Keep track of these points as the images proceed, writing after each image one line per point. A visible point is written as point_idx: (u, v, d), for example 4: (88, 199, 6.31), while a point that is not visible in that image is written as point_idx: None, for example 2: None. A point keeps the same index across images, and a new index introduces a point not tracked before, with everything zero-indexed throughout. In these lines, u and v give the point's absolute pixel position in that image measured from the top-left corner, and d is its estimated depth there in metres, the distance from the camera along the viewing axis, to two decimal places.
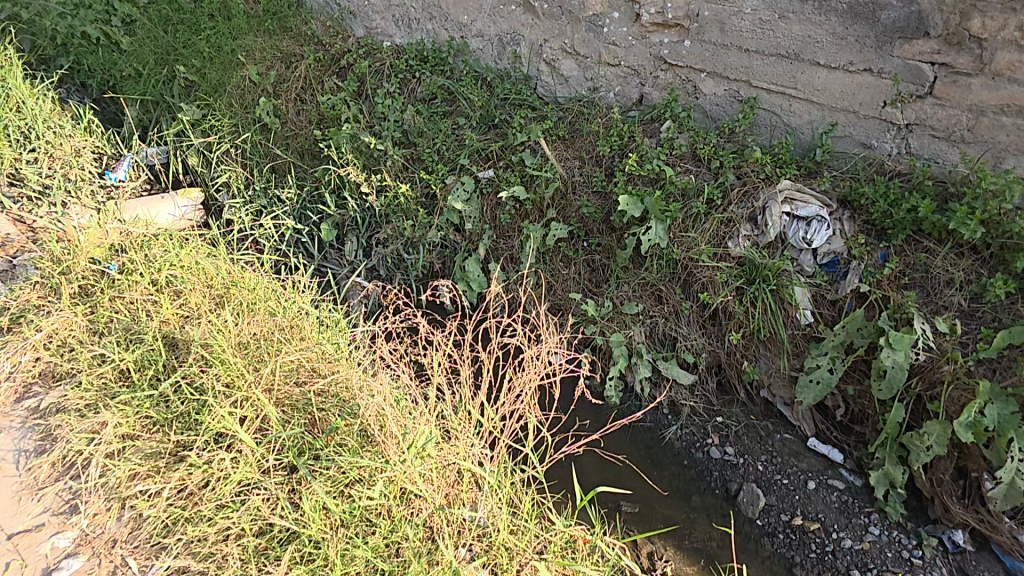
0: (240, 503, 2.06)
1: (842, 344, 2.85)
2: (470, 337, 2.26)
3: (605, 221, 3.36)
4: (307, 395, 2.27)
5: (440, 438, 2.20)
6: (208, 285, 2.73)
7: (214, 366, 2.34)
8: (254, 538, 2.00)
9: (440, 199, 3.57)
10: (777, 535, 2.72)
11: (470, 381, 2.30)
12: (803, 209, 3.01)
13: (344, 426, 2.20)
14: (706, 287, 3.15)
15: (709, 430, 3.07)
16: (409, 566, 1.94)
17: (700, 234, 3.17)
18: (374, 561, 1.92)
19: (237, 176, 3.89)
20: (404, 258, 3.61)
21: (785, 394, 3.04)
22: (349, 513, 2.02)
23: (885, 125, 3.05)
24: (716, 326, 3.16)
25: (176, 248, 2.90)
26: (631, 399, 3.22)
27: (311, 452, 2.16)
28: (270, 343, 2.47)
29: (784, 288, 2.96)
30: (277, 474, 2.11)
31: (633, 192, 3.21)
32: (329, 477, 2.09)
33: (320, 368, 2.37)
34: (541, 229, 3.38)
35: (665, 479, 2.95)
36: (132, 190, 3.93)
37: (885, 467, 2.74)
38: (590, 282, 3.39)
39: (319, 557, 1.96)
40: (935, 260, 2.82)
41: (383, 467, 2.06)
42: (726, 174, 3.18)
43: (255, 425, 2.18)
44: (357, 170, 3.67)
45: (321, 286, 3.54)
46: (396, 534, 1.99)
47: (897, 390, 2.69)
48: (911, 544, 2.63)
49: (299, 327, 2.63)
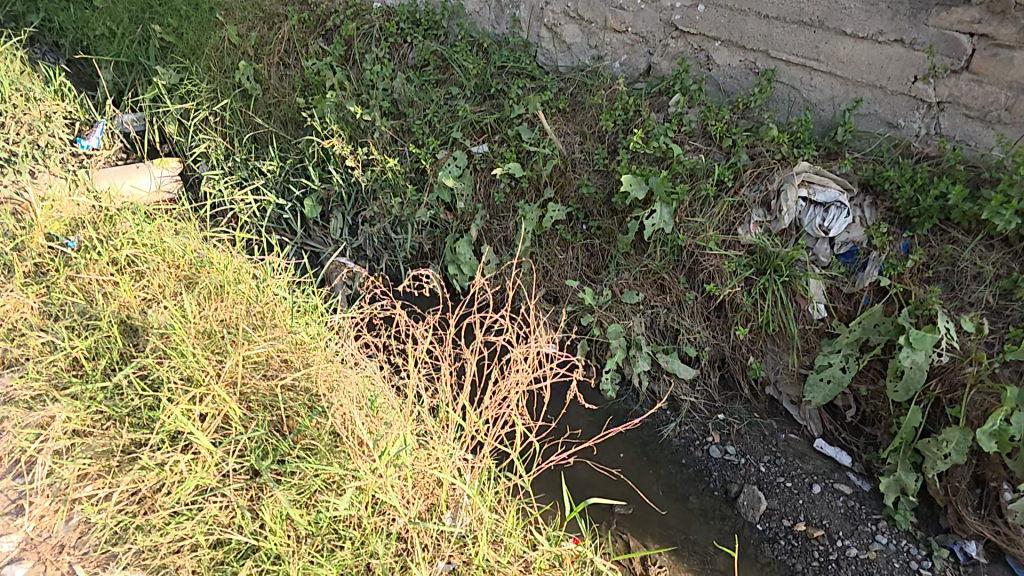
0: (195, 512, 1.72)
1: (857, 341, 2.62)
2: (452, 330, 2.04)
3: (606, 202, 3.11)
4: (274, 390, 1.96)
5: (416, 442, 1.89)
6: (173, 265, 2.49)
7: (172, 358, 2.04)
8: (211, 553, 1.68)
9: (430, 174, 3.34)
10: (777, 541, 2.52)
11: (451, 379, 2.07)
12: (822, 193, 2.76)
13: (315, 426, 1.90)
14: (712, 277, 2.92)
15: (710, 428, 2.86)
16: None
17: (708, 218, 2.93)
18: None
19: (216, 146, 3.69)
20: (392, 238, 3.44)
21: (792, 392, 2.81)
22: (315, 525, 1.73)
23: (914, 103, 2.79)
24: (720, 318, 2.94)
25: (142, 223, 2.68)
26: (627, 393, 3.02)
27: (276, 455, 1.86)
28: (237, 333, 2.19)
29: (797, 280, 2.73)
30: (237, 479, 1.79)
31: (638, 170, 2.95)
32: (291, 485, 1.78)
33: (292, 361, 2.10)
34: (537, 210, 3.16)
35: (660, 479, 2.76)
36: (105, 159, 3.72)
37: (896, 473, 2.54)
38: (589, 268, 3.17)
39: (277, 571, 1.65)
40: (962, 252, 2.57)
41: (352, 476, 1.75)
42: (739, 154, 2.92)
43: (215, 424, 1.86)
44: (343, 142, 3.43)
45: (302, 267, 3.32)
46: (367, 547, 1.71)
47: (914, 392, 2.48)
48: (920, 555, 2.44)
49: (271, 312, 2.39)
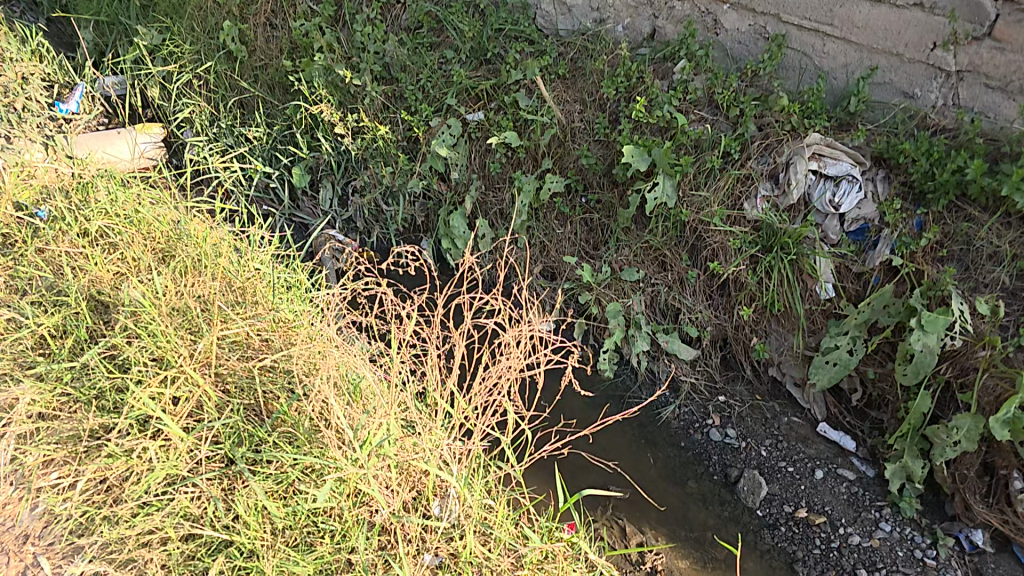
0: (164, 503, 1.61)
1: (866, 323, 2.52)
2: (439, 312, 1.91)
3: (607, 173, 2.97)
4: (251, 372, 1.86)
5: (399, 431, 1.78)
6: (149, 237, 2.37)
7: (143, 338, 1.93)
8: (180, 548, 1.56)
9: (423, 143, 3.21)
10: (778, 528, 2.44)
11: (439, 363, 1.96)
12: (833, 166, 2.62)
13: (294, 413, 1.78)
14: (716, 254, 2.79)
15: (710, 410, 2.77)
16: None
17: (712, 192, 2.80)
18: None
19: (201, 111, 3.53)
20: (384, 210, 3.33)
21: (797, 374, 2.71)
22: (293, 517, 1.62)
23: (932, 72, 2.64)
24: (723, 296, 2.83)
25: (117, 191, 2.54)
26: (625, 373, 2.92)
27: (253, 443, 1.74)
28: (212, 313, 2.05)
29: (804, 258, 2.61)
30: (212, 468, 1.69)
31: (639, 141, 2.80)
32: (267, 476, 1.67)
33: (272, 341, 2.00)
34: (534, 181, 3.03)
35: (659, 462, 2.67)
36: (85, 124, 3.57)
37: (903, 460, 2.44)
38: (587, 243, 3.04)
39: (250, 568, 1.55)
40: (979, 230, 2.44)
41: (331, 466, 1.65)
42: (746, 125, 2.77)
43: (187, 409, 1.75)
44: (332, 108, 3.28)
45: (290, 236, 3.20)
46: (347, 542, 1.61)
47: (924, 376, 2.38)
48: (924, 543, 2.36)
49: (252, 288, 2.27)
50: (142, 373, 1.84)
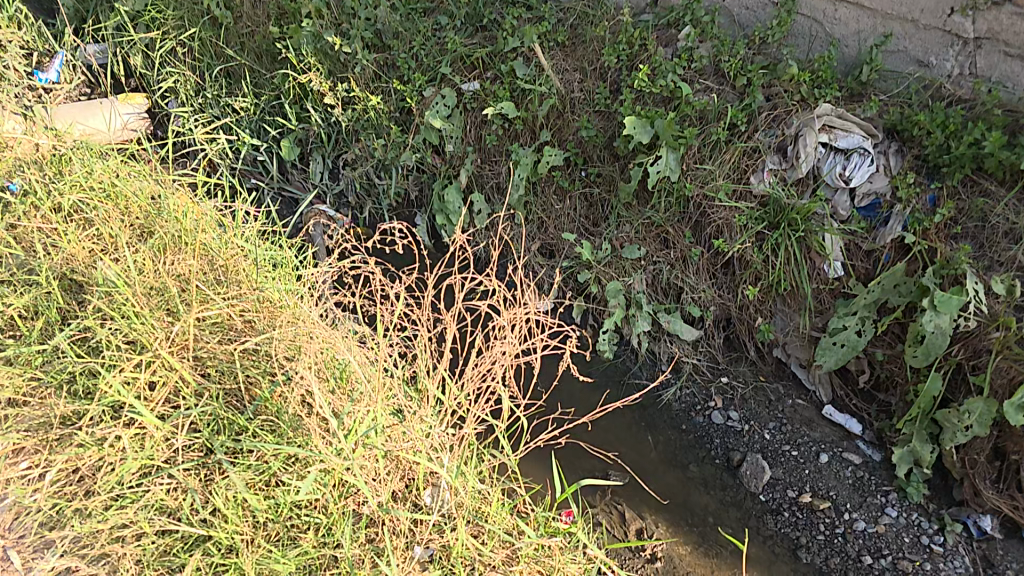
0: (138, 495, 1.51)
1: (875, 303, 2.42)
2: (430, 293, 1.80)
3: (607, 146, 2.84)
4: (231, 356, 1.76)
5: (389, 418, 1.70)
6: (126, 212, 2.25)
7: (117, 319, 1.82)
8: (154, 545, 1.47)
9: (417, 114, 3.08)
10: (781, 513, 2.38)
11: (429, 346, 1.86)
12: (844, 138, 2.50)
13: (277, 399, 1.69)
14: (721, 231, 2.68)
15: (712, 392, 2.68)
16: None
17: (718, 165, 2.67)
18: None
19: (186, 81, 3.39)
20: (376, 183, 3.22)
21: (802, 355, 2.62)
22: (274, 511, 1.53)
23: (949, 39, 2.51)
24: (728, 275, 2.72)
25: (94, 162, 2.41)
26: (625, 354, 2.83)
27: (233, 431, 1.65)
28: (191, 293, 1.93)
29: (813, 235, 2.49)
30: (189, 458, 1.59)
31: (642, 112, 2.67)
32: (247, 466, 1.57)
33: (256, 323, 1.90)
34: (531, 155, 2.91)
35: (659, 446, 2.59)
36: (66, 94, 3.43)
37: (911, 444, 2.36)
38: (587, 220, 2.93)
39: (229, 566, 1.46)
40: (995, 206, 2.34)
41: (314, 456, 1.55)
42: (754, 95, 2.64)
43: (163, 395, 1.65)
44: (321, 77, 3.14)
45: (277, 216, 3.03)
46: (333, 537, 1.53)
47: (935, 358, 2.29)
48: (931, 529, 2.29)
49: (236, 267, 2.16)
50: (114, 357, 1.74)
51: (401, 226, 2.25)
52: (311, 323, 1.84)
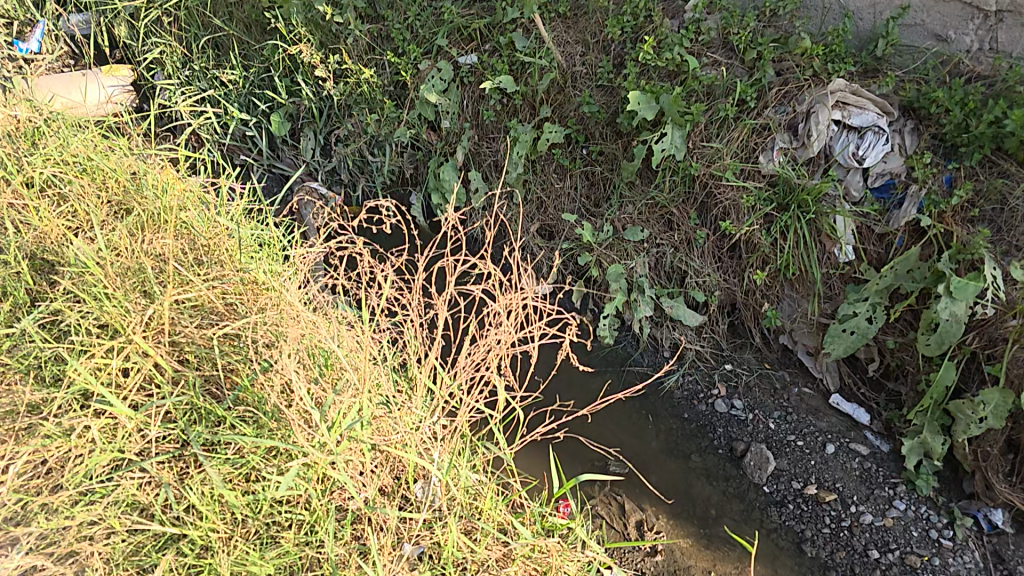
0: (109, 490, 1.43)
1: (888, 289, 2.32)
2: (420, 277, 1.69)
3: (611, 123, 2.72)
4: (210, 341, 1.67)
5: (376, 409, 1.61)
6: (105, 187, 2.16)
7: (89, 302, 1.72)
8: (123, 544, 1.39)
9: (412, 88, 2.97)
10: (786, 505, 2.29)
11: (421, 333, 1.76)
12: (858, 116, 2.37)
13: (257, 388, 1.60)
14: (727, 213, 2.57)
15: (715, 379, 2.60)
16: None
17: (725, 143, 2.55)
18: None
19: (173, 52, 3.25)
20: (369, 160, 3.13)
21: (809, 342, 2.52)
22: (253, 508, 1.44)
23: (970, 12, 2.38)
24: (734, 258, 2.62)
25: (70, 134, 2.28)
26: (626, 339, 2.75)
27: (210, 423, 1.57)
28: (168, 274, 1.84)
29: (824, 217, 2.38)
30: (163, 450, 1.50)
31: (647, 86, 2.54)
32: (224, 460, 1.49)
33: (238, 306, 1.81)
34: (531, 131, 2.79)
35: (660, 435, 2.51)
36: (48, 65, 3.29)
37: (921, 435, 2.27)
38: (588, 200, 2.83)
39: (202, 567, 1.38)
40: (1015, 188, 2.22)
41: (296, 450, 1.46)
42: (764, 70, 2.51)
43: (137, 383, 1.56)
44: (312, 48, 3.00)
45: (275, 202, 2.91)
46: (315, 535, 1.45)
47: (948, 346, 2.19)
48: (941, 523, 2.20)
49: (219, 245, 2.08)
50: (85, 341, 1.64)
51: (391, 205, 2.12)
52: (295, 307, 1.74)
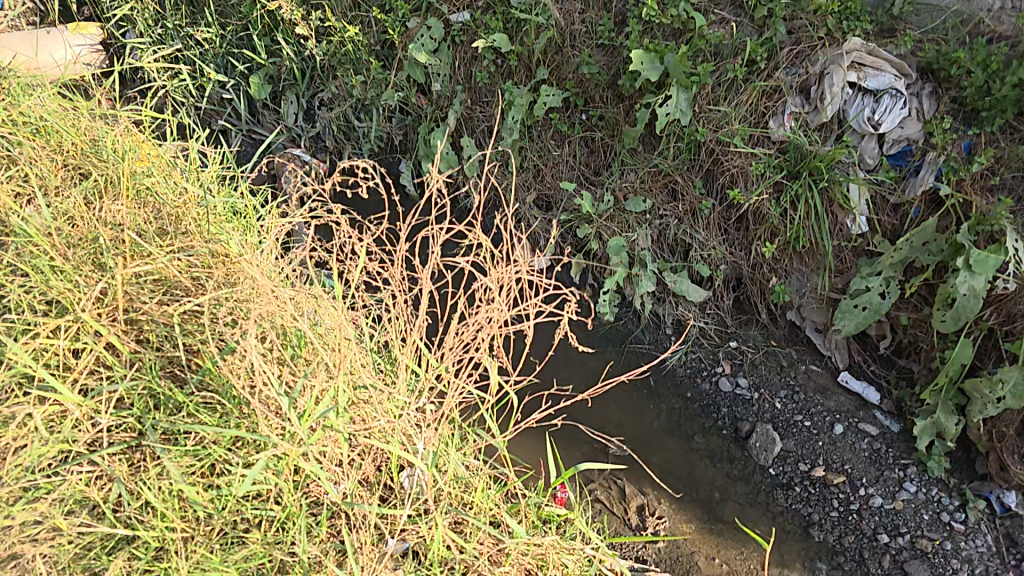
0: (55, 486, 1.38)
1: (902, 262, 2.17)
2: (402, 249, 1.53)
3: (612, 86, 2.54)
4: (170, 319, 1.61)
5: (353, 394, 1.50)
6: (60, 150, 2.07)
7: (32, 277, 1.63)
8: (70, 546, 1.34)
9: (400, 48, 2.77)
10: (792, 488, 2.19)
11: (408, 312, 1.62)
12: (874, 78, 2.16)
13: (221, 371, 1.53)
14: (735, 181, 2.42)
15: (719, 357, 2.48)
16: None
17: (734, 106, 2.37)
18: None
19: (143, 8, 2.99)
20: (355, 125, 2.98)
21: (818, 317, 2.40)
22: (214, 505, 1.40)
23: None
24: (741, 230, 2.49)
25: (21, 95, 2.12)
26: (627, 315, 2.63)
27: (168, 410, 1.52)
28: (124, 247, 1.78)
29: (836, 186, 2.22)
30: (117, 441, 1.47)
31: (650, 45, 2.35)
32: (184, 452, 1.43)
33: (203, 279, 1.75)
34: (526, 94, 2.63)
35: (662, 415, 2.41)
36: (12, 22, 3.11)
37: (934, 415, 2.14)
38: (587, 167, 2.68)
39: (158, 570, 1.35)
40: None
41: (269, 441, 1.37)
42: (775, 27, 2.30)
43: (89, 367, 1.51)
44: (292, 4, 2.79)
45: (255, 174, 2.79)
46: (285, 535, 1.41)
47: (965, 322, 2.06)
48: (952, 506, 2.08)
49: (183, 214, 2.02)
50: (26, 319, 1.56)
51: (371, 166, 1.94)
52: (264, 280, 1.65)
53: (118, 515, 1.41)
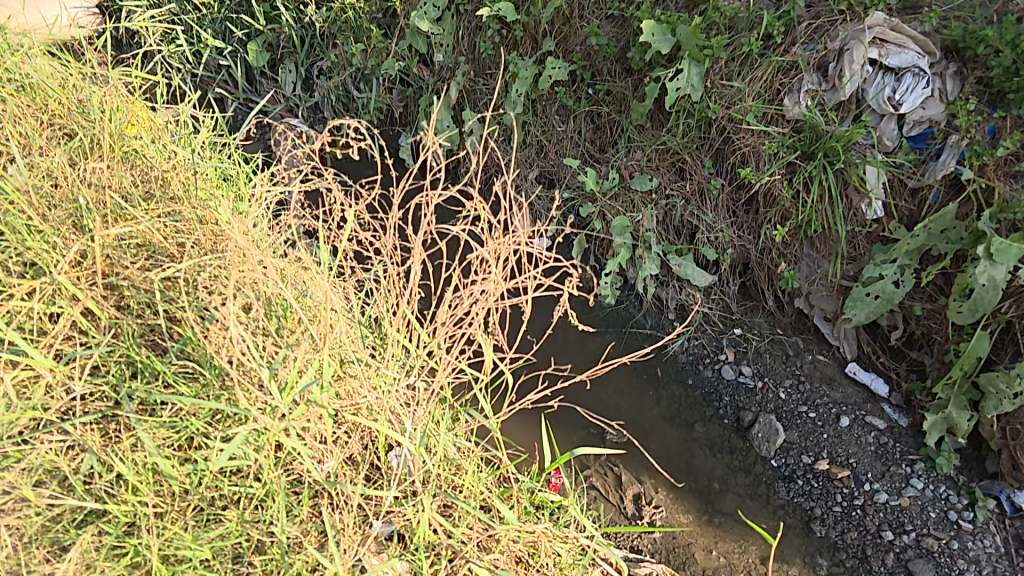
0: (24, 454, 1.30)
1: (919, 250, 2.07)
2: (393, 217, 1.44)
3: (620, 59, 2.44)
4: (150, 284, 1.54)
5: (340, 369, 1.43)
6: (45, 109, 2.00)
7: (6, 236, 1.56)
8: (37, 517, 1.27)
9: (402, 16, 2.68)
10: (794, 481, 2.11)
11: (398, 283, 1.54)
12: (897, 56, 2.05)
13: (202, 341, 1.45)
14: (745, 161, 2.33)
15: (723, 344, 2.40)
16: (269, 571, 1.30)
17: (747, 83, 2.28)
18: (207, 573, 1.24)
19: None
20: (354, 96, 2.90)
21: (827, 306, 2.31)
22: (191, 481, 1.33)
23: None
24: (749, 213, 2.39)
25: (6, 51, 2.05)
26: (629, 299, 2.56)
27: (144, 379, 1.44)
28: (106, 208, 1.70)
29: (852, 168, 2.13)
30: (91, 410, 1.39)
31: (662, 16, 2.25)
32: (160, 423, 1.35)
33: (188, 244, 1.67)
34: (531, 66, 2.54)
35: (663, 403, 2.33)
36: None
37: (945, 410, 2.05)
38: (593, 144, 2.61)
39: (128, 548, 1.27)
40: None
41: (248, 415, 1.30)
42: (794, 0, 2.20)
43: (64, 332, 1.44)
44: None
45: (250, 143, 2.71)
46: (264, 515, 1.33)
47: (983, 314, 1.97)
48: (960, 504, 1.99)
49: (169, 178, 1.94)
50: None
51: (364, 127, 1.85)
52: (249, 245, 1.57)
53: (89, 488, 1.34)
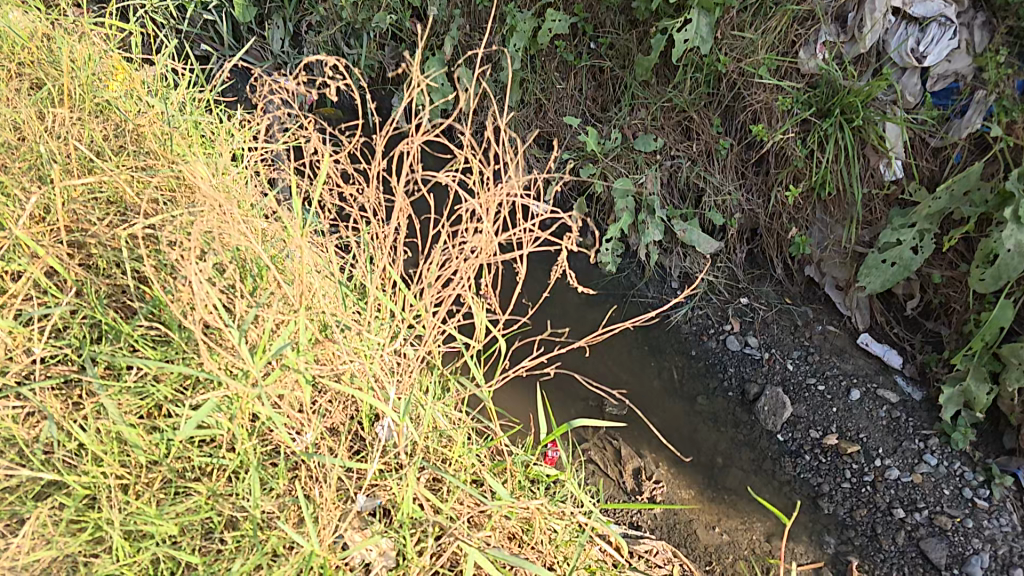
0: None
1: (940, 213, 1.95)
2: (376, 167, 1.32)
3: (623, 10, 2.30)
4: (117, 240, 1.43)
5: (318, 332, 1.33)
6: (10, 57, 1.87)
7: None
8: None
9: None
10: (801, 456, 2.01)
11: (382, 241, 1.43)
12: (922, 4, 1.91)
13: (171, 301, 1.34)
14: (757, 119, 2.20)
15: (729, 314, 2.29)
16: (240, 549, 1.20)
17: (761, 34, 2.13)
18: (171, 551, 1.15)
19: None
20: (345, 53, 2.77)
21: (840, 274, 2.20)
22: (158, 451, 1.23)
23: None
24: (759, 175, 2.28)
25: None
26: (631, 266, 2.45)
27: (110, 343, 1.33)
28: (72, 160, 1.58)
29: (870, 126, 2.01)
30: (52, 374, 1.29)
31: None
32: (124, 390, 1.25)
33: (160, 200, 1.56)
34: (530, 18, 2.39)
35: (665, 374, 2.23)
36: None
37: (963, 383, 1.93)
38: (595, 103, 2.49)
39: (89, 522, 1.17)
40: None
41: (215, 379, 1.19)
42: None
43: (24, 290, 1.33)
44: None
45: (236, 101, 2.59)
46: (236, 488, 1.24)
47: (1006, 282, 1.85)
48: (976, 481, 1.88)
49: (143, 132, 1.82)
50: None
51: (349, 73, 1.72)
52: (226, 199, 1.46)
53: (49, 458, 1.24)
